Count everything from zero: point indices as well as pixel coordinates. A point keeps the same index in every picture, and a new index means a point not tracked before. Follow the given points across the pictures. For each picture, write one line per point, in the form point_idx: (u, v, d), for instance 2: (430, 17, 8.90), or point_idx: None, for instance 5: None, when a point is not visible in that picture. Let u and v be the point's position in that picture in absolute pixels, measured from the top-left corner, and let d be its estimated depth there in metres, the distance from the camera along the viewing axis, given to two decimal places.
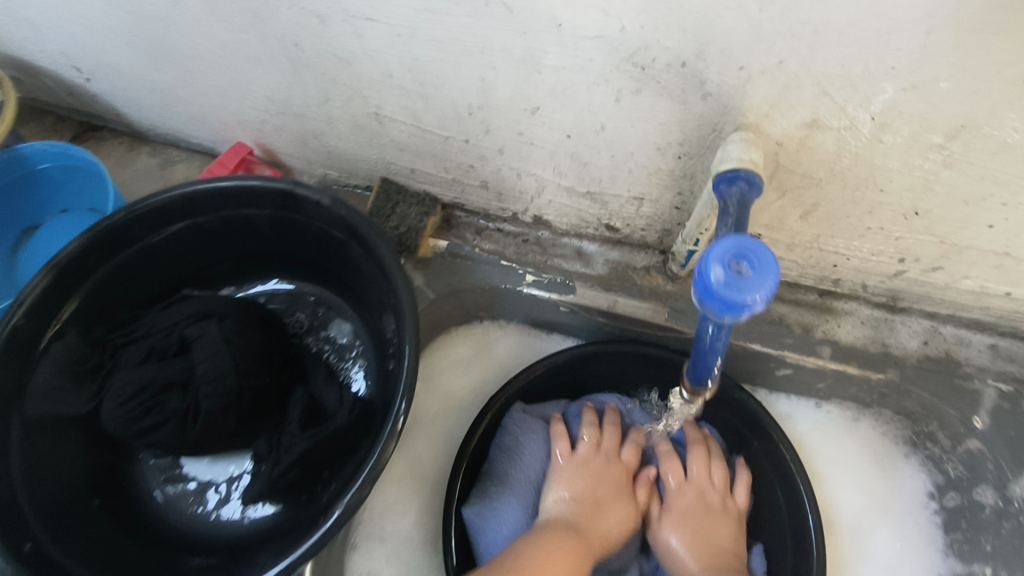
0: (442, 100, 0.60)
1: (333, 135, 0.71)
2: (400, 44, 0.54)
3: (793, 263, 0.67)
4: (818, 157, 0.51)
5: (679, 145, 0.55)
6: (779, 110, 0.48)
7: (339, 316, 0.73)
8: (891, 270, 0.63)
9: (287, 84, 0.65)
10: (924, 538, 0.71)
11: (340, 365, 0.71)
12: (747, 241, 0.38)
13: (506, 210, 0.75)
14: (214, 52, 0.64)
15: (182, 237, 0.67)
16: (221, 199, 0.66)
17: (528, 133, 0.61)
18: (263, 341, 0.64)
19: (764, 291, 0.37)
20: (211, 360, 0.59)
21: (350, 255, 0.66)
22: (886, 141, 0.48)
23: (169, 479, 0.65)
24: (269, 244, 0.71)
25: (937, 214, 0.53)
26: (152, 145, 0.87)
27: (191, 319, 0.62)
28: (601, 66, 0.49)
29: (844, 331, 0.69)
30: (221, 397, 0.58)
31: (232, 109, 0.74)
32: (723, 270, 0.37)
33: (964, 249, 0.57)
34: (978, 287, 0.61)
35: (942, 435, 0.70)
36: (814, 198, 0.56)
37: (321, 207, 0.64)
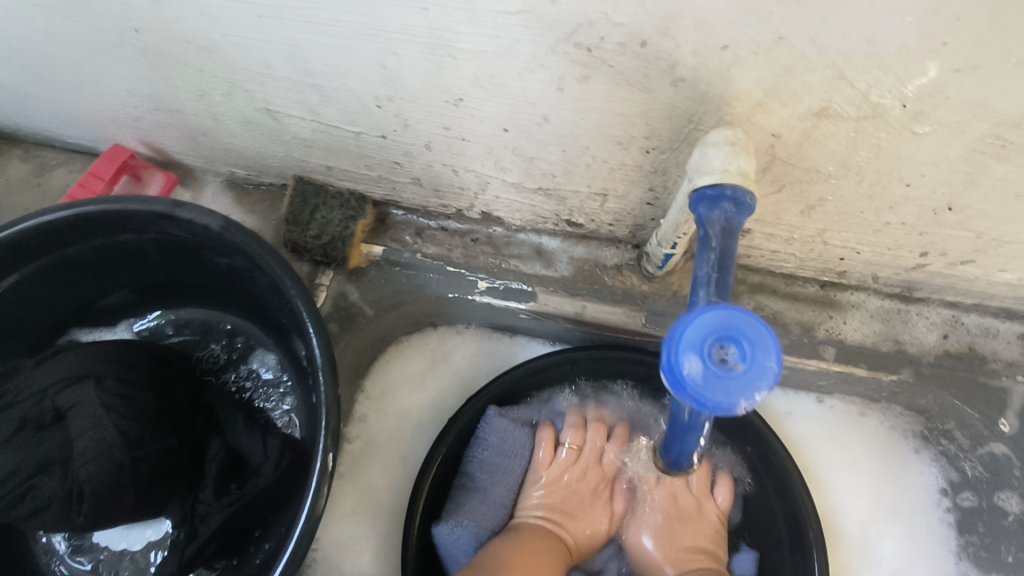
0: (339, 92, 0.46)
1: (224, 133, 0.57)
2: (266, 27, 0.40)
3: (792, 256, 0.56)
4: (828, 151, 0.39)
5: (645, 139, 0.42)
6: (778, 98, 0.35)
7: (261, 347, 0.62)
8: (910, 263, 0.52)
9: (147, 77, 0.51)
10: (935, 541, 0.64)
11: (266, 404, 0.61)
12: (735, 318, 0.29)
13: (448, 206, 0.62)
14: (42, 41, 0.49)
15: (47, 275, 0.55)
16: (85, 227, 0.53)
17: (457, 128, 0.47)
18: (158, 398, 0.54)
19: (758, 390, 0.28)
20: (94, 433, 0.49)
21: (258, 285, 0.55)
22: (924, 133, 0.36)
23: (76, 552, 0.56)
24: (162, 270, 0.59)
25: (975, 210, 0.42)
26: (23, 147, 0.72)
27: (65, 380, 0.51)
28: (533, 49, 0.35)
29: (851, 328, 0.59)
30: (109, 476, 0.49)
31: (95, 105, 0.59)
32: (701, 361, 0.29)
33: (1006, 244, 0.46)
34: (1015, 280, 0.51)
35: (960, 435, 0.62)
36: (821, 193, 0.44)
37: (211, 232, 0.52)
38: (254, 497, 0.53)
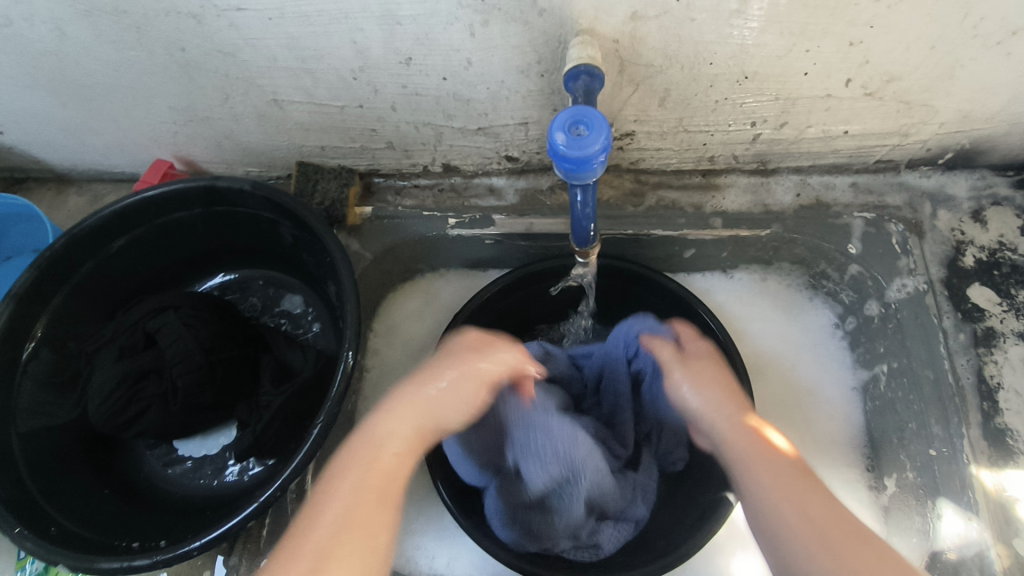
0: (326, 71, 0.66)
1: (242, 130, 0.77)
2: (274, 26, 0.60)
3: (671, 150, 0.76)
4: (651, 46, 0.60)
5: (537, 64, 0.63)
6: (604, 11, 0.56)
7: (289, 291, 0.80)
8: (749, 135, 0.72)
9: (187, 91, 0.71)
10: (833, 359, 0.82)
11: (300, 330, 0.77)
12: (580, 107, 0.46)
13: (417, 165, 0.82)
14: (112, 75, 0.69)
15: (125, 253, 0.72)
16: (151, 208, 0.71)
17: (411, 85, 0.67)
18: (221, 321, 0.71)
19: (598, 143, 0.45)
20: (177, 343, 0.66)
21: (283, 232, 0.73)
22: (696, 19, 0.57)
23: (168, 462, 0.72)
24: (208, 240, 0.77)
25: (763, 74, 0.63)
26: (79, 185, 0.91)
27: (150, 314, 0.68)
28: (448, 5, 0.56)
29: (730, 201, 0.79)
30: (192, 373, 0.65)
31: (143, 129, 0.79)
32: (564, 134, 0.45)
33: (797, 99, 0.66)
34: (822, 132, 0.71)
35: (832, 271, 0.80)
36: (663, 83, 0.65)
37: (245, 194, 0.70)
38: (302, 387, 0.69)
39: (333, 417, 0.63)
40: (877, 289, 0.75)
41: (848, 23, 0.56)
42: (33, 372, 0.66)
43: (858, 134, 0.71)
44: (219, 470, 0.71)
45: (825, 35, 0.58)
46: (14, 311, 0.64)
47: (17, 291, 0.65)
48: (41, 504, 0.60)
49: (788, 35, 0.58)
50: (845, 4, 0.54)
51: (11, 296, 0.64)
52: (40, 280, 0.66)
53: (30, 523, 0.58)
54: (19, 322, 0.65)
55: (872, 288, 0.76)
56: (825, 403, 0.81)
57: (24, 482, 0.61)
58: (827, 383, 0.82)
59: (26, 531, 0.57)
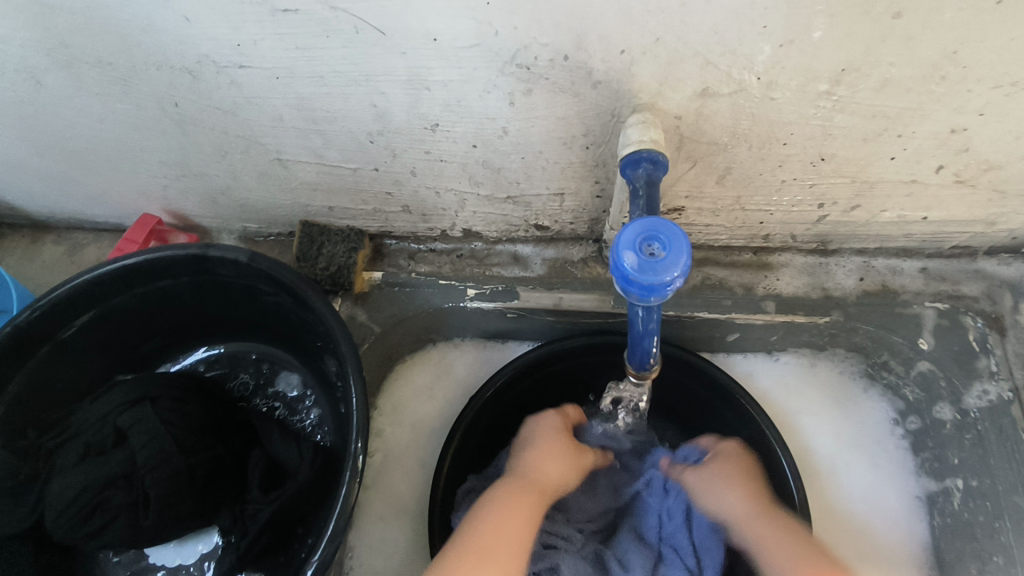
0: (339, 133, 0.57)
1: (240, 187, 0.69)
2: (282, 86, 0.52)
3: (722, 227, 0.68)
4: (718, 124, 0.52)
5: (584, 136, 0.54)
6: (669, 86, 0.48)
7: (286, 369, 0.71)
8: (814, 216, 0.64)
9: (179, 146, 0.62)
10: (894, 463, 0.72)
11: (296, 417, 0.68)
12: (654, 221, 0.38)
13: (434, 229, 0.74)
14: (93, 127, 0.61)
15: (98, 325, 0.63)
16: (132, 277, 0.61)
17: (435, 151, 0.59)
18: (203, 411, 0.62)
19: (678, 269, 0.36)
20: (152, 445, 0.56)
21: (282, 307, 0.64)
22: (777, 98, 0.48)
23: (137, 572, 0.62)
24: (197, 311, 0.68)
25: (843, 157, 0.55)
26: (57, 232, 0.82)
27: (121, 406, 0.59)
28: (486, 73, 0.48)
29: (784, 283, 0.71)
30: (169, 480, 0.56)
31: (129, 181, 0.70)
32: (635, 254, 0.37)
33: (875, 184, 0.58)
34: (897, 218, 0.63)
35: (895, 363, 0.71)
36: (725, 162, 0.57)
37: (240, 266, 0.61)
38: (296, 493, 0.59)
39: (333, 544, 0.54)
40: (952, 393, 0.67)
41: (953, 109, 0.48)
42: None
43: (937, 221, 0.63)
44: None
45: (925, 121, 0.50)
46: None
47: None
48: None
49: (881, 119, 0.50)
50: (957, 89, 0.46)
51: None
52: None
53: None
54: None
55: (945, 389, 0.67)
56: (883, 514, 0.71)
57: None
58: (885, 490, 0.72)
59: None
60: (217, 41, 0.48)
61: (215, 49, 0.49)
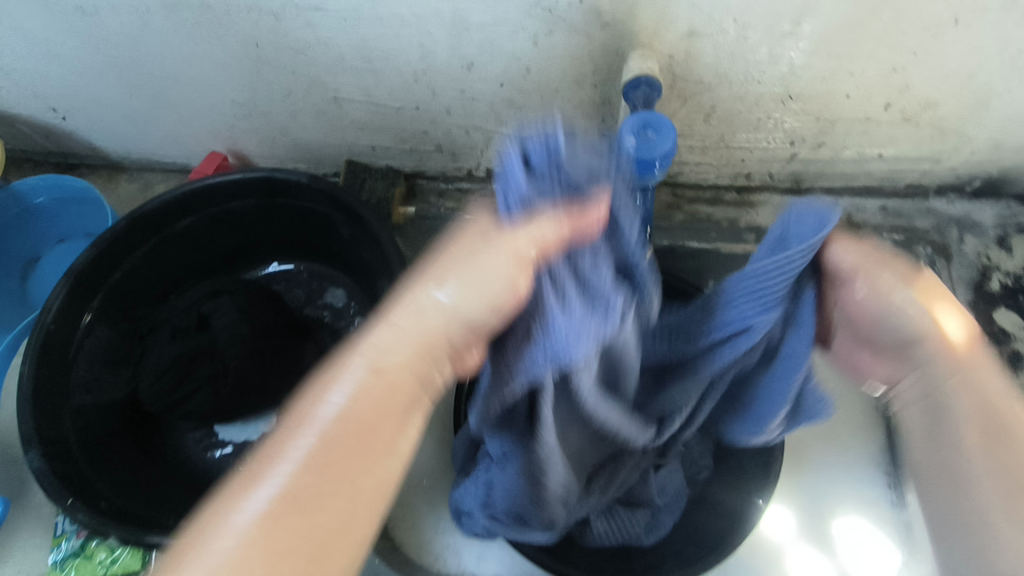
0: (390, 72, 0.69)
1: (298, 127, 0.80)
2: (349, 27, 0.64)
3: (710, 165, 0.79)
4: (704, 62, 0.63)
5: (593, 74, 0.66)
6: (663, 26, 0.59)
7: (333, 285, 0.82)
8: (786, 154, 0.76)
9: (253, 86, 0.74)
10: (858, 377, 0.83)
11: (342, 324, 0.79)
12: (649, 114, 0.49)
13: (462, 169, 0.85)
14: (182, 66, 0.72)
15: (181, 237, 0.74)
16: (212, 194, 0.73)
17: (469, 89, 0.71)
18: (270, 309, 0.73)
19: (669, 148, 0.48)
20: (230, 327, 0.68)
21: (335, 224, 0.75)
22: (750, 38, 0.60)
23: (208, 446, 0.72)
24: (261, 230, 0.79)
25: (807, 95, 0.66)
26: (130, 173, 0.93)
27: (204, 298, 0.70)
28: (516, 15, 0.60)
29: (763, 217, 0.82)
30: (245, 356, 0.67)
31: (203, 121, 0.82)
32: (635, 138, 0.49)
33: (836, 121, 0.70)
34: (857, 155, 0.75)
35: None
36: (710, 99, 0.68)
37: (303, 186, 0.72)
38: None
39: None
40: None
41: (893, 49, 0.60)
42: (88, 348, 0.67)
43: (891, 158, 0.75)
44: None
45: (870, 60, 0.61)
46: (74, 290, 0.65)
47: (79, 269, 0.66)
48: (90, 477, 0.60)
49: (834, 58, 0.61)
50: (891, 31, 0.58)
51: (72, 274, 0.65)
52: (102, 259, 0.68)
53: (79, 492, 0.58)
54: (77, 300, 0.66)
55: None
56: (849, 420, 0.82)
57: (74, 454, 0.61)
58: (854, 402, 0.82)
59: (77, 502, 0.57)
60: None
61: None
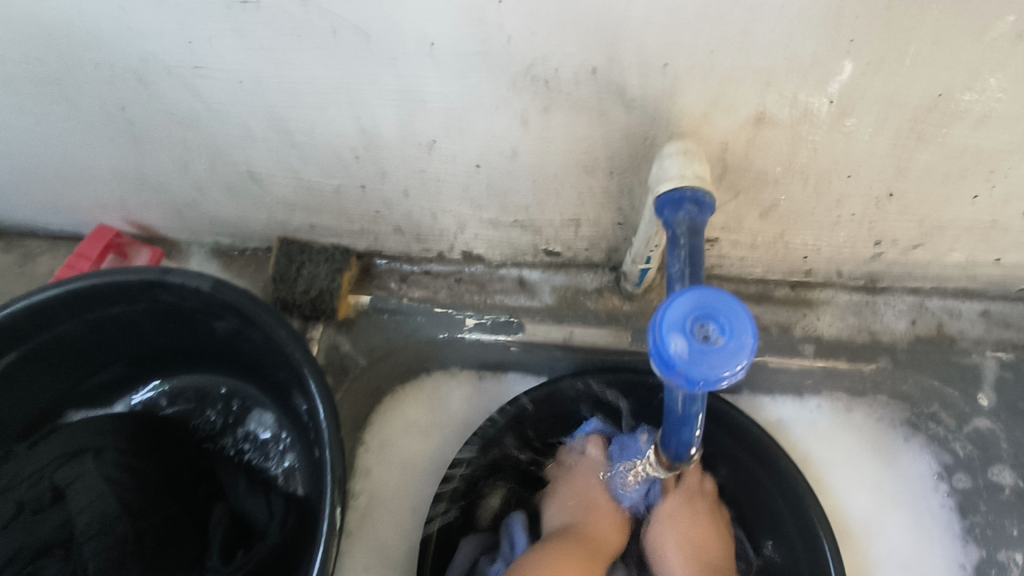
0: (319, 148, 0.48)
1: (208, 202, 0.60)
2: (247, 93, 0.43)
3: (759, 261, 0.59)
4: (773, 154, 0.42)
5: (607, 162, 0.45)
6: (719, 109, 0.39)
7: (258, 407, 0.62)
8: (867, 254, 0.55)
9: (132, 156, 0.54)
10: (936, 523, 0.64)
11: (267, 463, 0.60)
12: (709, 296, 0.30)
13: (430, 250, 0.65)
14: (29, 128, 0.52)
15: (39, 356, 0.55)
16: (79, 301, 0.53)
17: (431, 171, 0.50)
18: (157, 460, 0.54)
19: (741, 361, 0.28)
20: (92, 509, 0.49)
21: (252, 342, 0.56)
22: (851, 127, 0.39)
23: None
24: (156, 340, 0.60)
25: (916, 195, 0.46)
26: (5, 239, 0.73)
27: (60, 460, 0.51)
28: (493, 88, 0.39)
29: (826, 324, 0.62)
30: (114, 548, 0.49)
31: (79, 190, 0.61)
32: (685, 339, 0.29)
33: (948, 225, 0.49)
34: (965, 260, 0.55)
35: (946, 415, 0.64)
36: (774, 195, 0.48)
37: (202, 295, 0.53)
38: (264, 558, 0.52)
39: None
40: (1014, 458, 0.62)
41: None
42: None
43: (1011, 264, 0.55)
44: None
45: None
46: None
47: None
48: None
49: (972, 154, 0.41)
50: None
51: None
52: None
53: None
54: None
55: (1006, 453, 0.62)
56: None
57: None
58: (926, 558, 0.63)
59: None
60: (166, 38, 0.39)
61: (162, 47, 0.40)
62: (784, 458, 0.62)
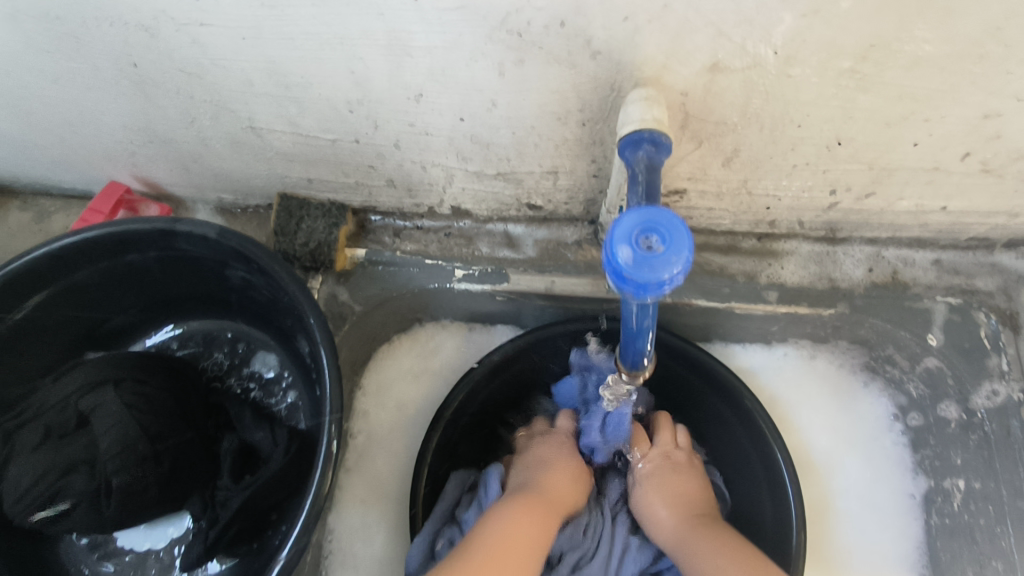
0: (314, 100, 0.53)
1: (213, 156, 0.64)
2: (248, 48, 0.47)
3: (726, 211, 0.63)
4: (728, 102, 0.47)
5: (580, 111, 0.50)
6: (676, 59, 0.43)
7: (262, 349, 0.67)
8: (825, 202, 0.60)
9: (142, 110, 0.58)
10: (891, 460, 0.70)
11: (271, 400, 0.65)
12: (653, 213, 0.34)
13: (421, 205, 0.70)
14: (48, 86, 0.56)
15: (60, 301, 0.59)
16: (95, 250, 0.57)
17: (420, 123, 0.54)
18: (171, 393, 0.59)
19: (678, 265, 0.33)
20: (114, 431, 0.54)
21: (255, 286, 0.60)
22: (796, 75, 0.44)
23: (104, 555, 0.61)
24: (166, 286, 0.64)
25: (861, 141, 0.50)
26: (22, 198, 0.77)
27: (84, 388, 0.56)
28: (473, 40, 0.43)
29: (789, 272, 0.67)
30: (136, 467, 0.54)
31: (92, 145, 0.65)
32: (631, 249, 0.34)
33: (894, 170, 0.54)
34: (914, 207, 0.59)
35: (900, 357, 0.67)
36: (733, 142, 0.52)
37: (209, 241, 0.57)
38: (269, 480, 0.57)
39: (305, 534, 0.52)
40: (959, 391, 0.64)
41: (988, 93, 0.44)
42: None
43: (957, 211, 0.59)
44: (165, 570, 0.60)
45: (957, 105, 0.45)
46: None
47: None
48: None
49: (908, 101, 0.45)
50: (995, 71, 0.42)
51: None
52: None
53: None
54: None
55: (952, 388, 0.65)
56: (893, 527, 0.68)
57: None
58: (879, 488, 0.69)
59: None
60: None
61: (171, 4, 0.44)
62: (748, 399, 0.66)
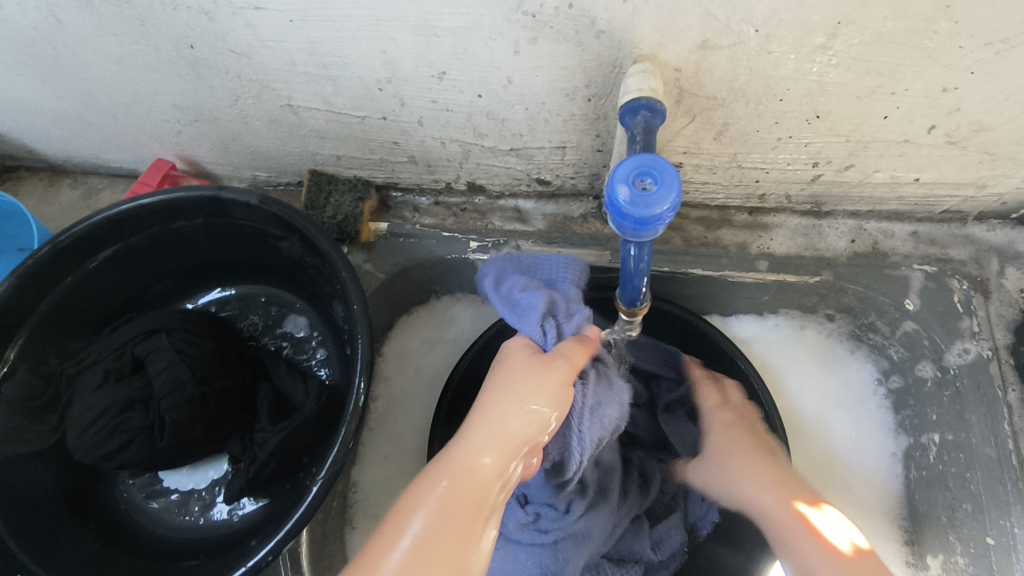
0: (349, 78, 0.59)
1: (252, 134, 0.71)
2: (295, 30, 0.54)
3: (718, 185, 0.69)
4: (717, 77, 0.53)
5: (585, 88, 0.56)
6: (670, 37, 0.49)
7: (293, 312, 0.74)
8: (808, 175, 0.66)
9: (192, 89, 0.64)
10: (874, 421, 0.75)
11: (302, 356, 0.72)
12: (648, 158, 0.40)
13: (440, 181, 0.76)
14: (110, 68, 0.63)
15: (117, 261, 0.66)
16: (148, 216, 0.64)
17: (441, 100, 0.61)
18: (217, 346, 0.65)
19: (669, 202, 0.39)
20: (167, 372, 0.60)
21: (290, 250, 0.66)
22: (774, 51, 0.50)
23: (152, 494, 0.67)
24: (209, 252, 0.70)
25: (838, 114, 0.56)
26: (72, 177, 0.84)
27: (140, 336, 0.63)
28: (492, 20, 0.50)
29: (778, 243, 0.72)
30: (184, 406, 0.60)
31: (143, 125, 0.72)
32: (628, 188, 0.39)
33: (869, 143, 0.60)
34: (890, 178, 0.65)
35: (881, 324, 0.73)
36: (723, 117, 0.58)
37: (252, 208, 0.63)
38: (303, 422, 0.62)
39: (335, 465, 0.57)
40: (934, 351, 0.69)
41: (945, 68, 0.50)
42: (8, 396, 0.61)
43: (929, 182, 0.65)
44: (206, 507, 0.66)
45: (917, 79, 0.51)
46: None
47: None
48: (18, 559, 0.55)
49: (875, 75, 0.51)
50: (948, 46, 0.48)
51: None
52: (21, 291, 0.60)
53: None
54: None
55: (928, 349, 0.70)
56: (870, 476, 0.74)
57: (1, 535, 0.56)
58: (864, 446, 0.75)
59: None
60: None
61: None
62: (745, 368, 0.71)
